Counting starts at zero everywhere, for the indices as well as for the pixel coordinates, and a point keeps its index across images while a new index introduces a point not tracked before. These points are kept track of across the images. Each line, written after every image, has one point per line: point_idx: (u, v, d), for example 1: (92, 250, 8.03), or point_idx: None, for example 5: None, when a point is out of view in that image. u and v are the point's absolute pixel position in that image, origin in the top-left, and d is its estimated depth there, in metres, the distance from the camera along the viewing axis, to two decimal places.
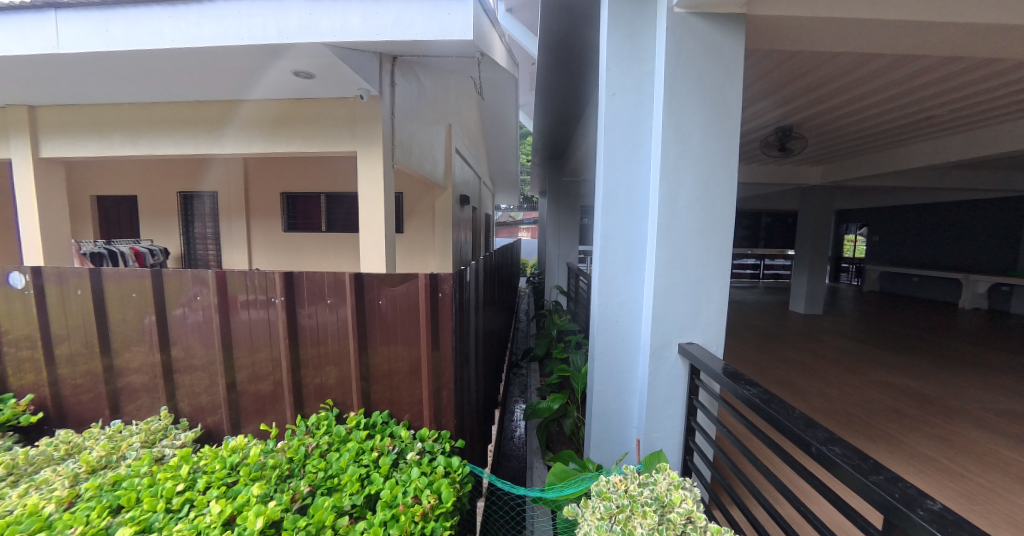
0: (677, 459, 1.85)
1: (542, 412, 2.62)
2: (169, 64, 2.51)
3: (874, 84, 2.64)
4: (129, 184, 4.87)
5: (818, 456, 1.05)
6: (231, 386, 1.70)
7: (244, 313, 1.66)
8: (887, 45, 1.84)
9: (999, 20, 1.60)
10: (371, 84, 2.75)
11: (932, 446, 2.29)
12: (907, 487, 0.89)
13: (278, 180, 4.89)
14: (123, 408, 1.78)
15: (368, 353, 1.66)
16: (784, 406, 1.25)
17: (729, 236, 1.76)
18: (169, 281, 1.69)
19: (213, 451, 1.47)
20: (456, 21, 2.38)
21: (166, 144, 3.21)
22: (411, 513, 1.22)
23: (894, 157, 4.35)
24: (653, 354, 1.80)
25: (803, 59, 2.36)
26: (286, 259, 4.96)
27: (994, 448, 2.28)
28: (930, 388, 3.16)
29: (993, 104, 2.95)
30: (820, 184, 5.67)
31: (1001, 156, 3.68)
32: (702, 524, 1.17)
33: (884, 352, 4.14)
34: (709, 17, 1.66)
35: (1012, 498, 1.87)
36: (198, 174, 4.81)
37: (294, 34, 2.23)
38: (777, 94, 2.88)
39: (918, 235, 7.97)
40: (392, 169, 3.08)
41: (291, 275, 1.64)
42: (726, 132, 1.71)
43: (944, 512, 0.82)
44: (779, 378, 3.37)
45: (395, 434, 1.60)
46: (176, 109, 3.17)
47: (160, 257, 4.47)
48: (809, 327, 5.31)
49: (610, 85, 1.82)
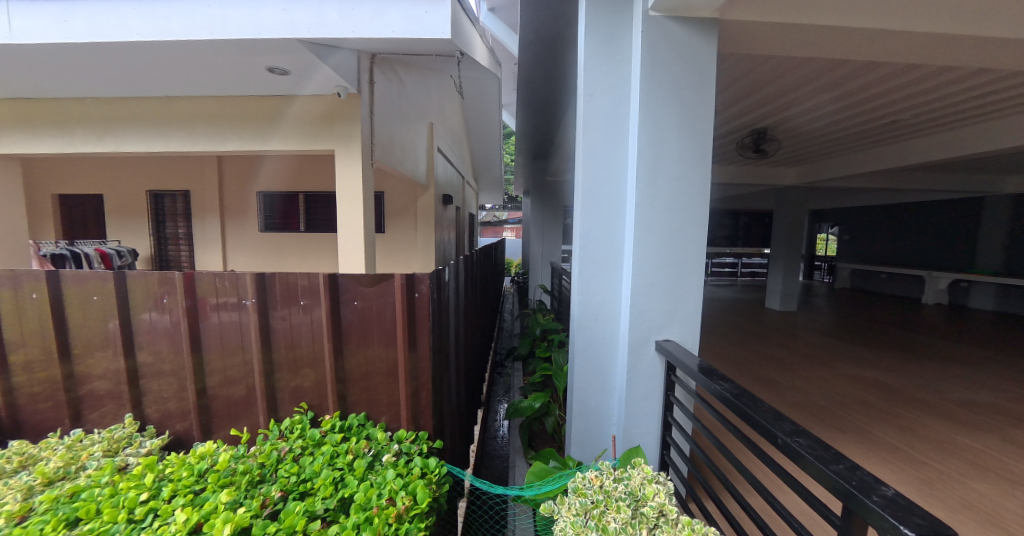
0: (654, 454, 1.90)
1: (524, 411, 2.62)
2: (136, 58, 2.41)
3: (842, 88, 2.75)
4: (94, 183, 4.66)
5: (784, 447, 1.08)
6: (201, 391, 1.65)
7: (215, 316, 1.62)
8: (850, 52, 1.91)
9: (954, 29, 1.70)
10: (350, 82, 2.70)
11: (895, 435, 2.41)
12: (865, 475, 0.93)
13: (255, 180, 4.76)
14: (86, 416, 1.71)
15: (345, 357, 1.64)
16: (753, 400, 1.29)
17: (703, 235, 1.81)
18: (135, 283, 1.63)
19: (180, 458, 1.42)
20: (433, 19, 2.36)
21: (134, 140, 3.08)
22: (385, 515, 1.20)
23: (865, 158, 4.52)
24: (632, 352, 1.84)
25: (770, 67, 2.48)
26: (262, 262, 4.84)
27: (952, 436, 2.41)
28: (897, 380, 3.31)
29: (951, 108, 3.10)
30: (793, 185, 5.85)
31: (958, 158, 3.89)
32: (674, 517, 1.19)
33: (853, 346, 4.32)
34: (683, 21, 1.70)
35: (966, 482, 1.98)
36: (169, 172, 4.63)
37: (267, 29, 2.18)
38: (748, 99, 3.01)
39: (886, 235, 8.32)
40: (371, 168, 3.04)
41: (263, 275, 1.60)
42: (701, 134, 1.75)
43: (897, 497, 0.86)
44: (756, 373, 3.47)
45: (371, 436, 1.57)
46: (145, 104, 3.05)
47: (129, 258, 4.32)
48: (785, 324, 5.48)
49: (590, 87, 1.84)
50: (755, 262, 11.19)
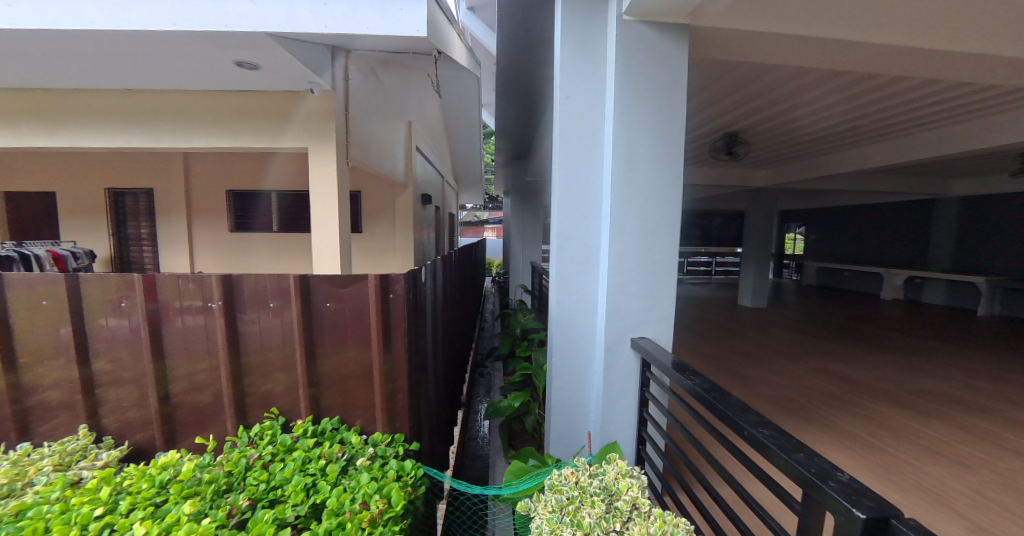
0: (631, 449, 1.94)
1: (503, 411, 2.62)
2: (92, 48, 2.28)
3: (808, 94, 2.87)
4: (46, 181, 4.38)
5: (750, 438, 1.12)
6: (164, 399, 1.58)
7: (180, 320, 1.55)
8: (813, 60, 2.00)
9: (906, 39, 1.79)
10: (325, 79, 2.64)
11: (857, 424, 2.54)
12: (822, 462, 0.98)
13: (225, 178, 4.59)
14: (35, 429, 1.60)
15: (318, 360, 1.60)
16: (722, 394, 1.33)
17: (676, 235, 1.85)
18: (91, 287, 1.54)
19: (140, 470, 1.36)
20: (409, 17, 2.34)
21: (90, 135, 2.92)
22: (357, 519, 1.18)
23: (829, 161, 4.74)
24: (608, 349, 1.87)
25: (741, 73, 2.56)
26: (233, 263, 4.68)
27: (907, 423, 2.55)
28: (858, 371, 3.48)
29: (906, 115, 3.28)
30: (763, 187, 6.06)
31: (913, 162, 4.11)
32: (646, 509, 1.22)
33: (819, 340, 4.51)
34: (655, 26, 1.74)
35: (919, 466, 2.10)
36: (131, 168, 4.41)
37: (235, 22, 2.10)
38: (721, 103, 3.10)
39: (848, 235, 8.74)
40: (347, 167, 2.98)
41: (231, 277, 1.54)
42: (673, 137, 1.79)
43: (851, 482, 0.91)
44: (729, 368, 3.58)
45: (345, 440, 1.55)
46: (103, 97, 2.89)
47: (85, 260, 4.07)
48: (756, 320, 5.68)
49: (566, 89, 1.86)
50: (728, 261, 11.54)
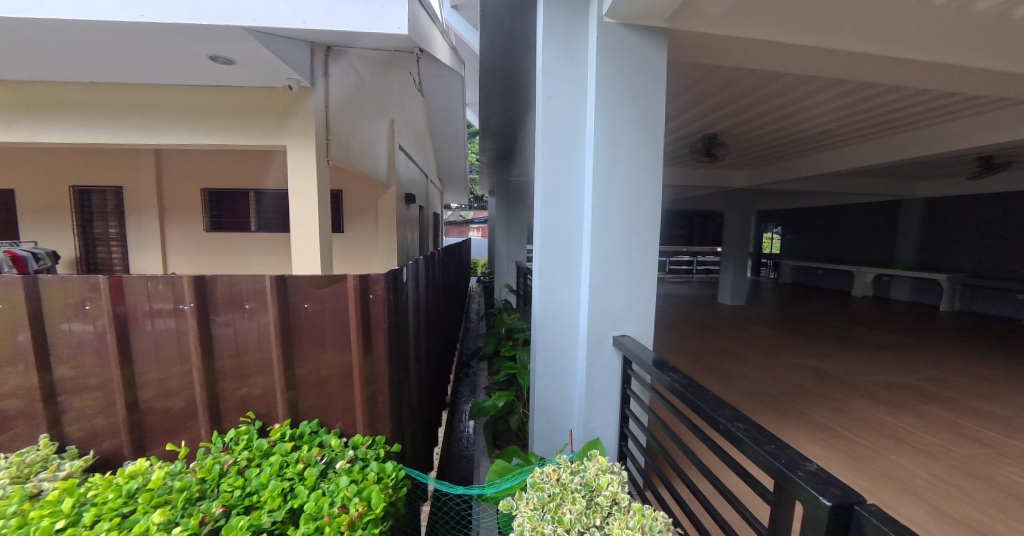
0: (613, 446, 1.96)
1: (487, 411, 2.62)
2: (53, 38, 2.18)
3: (783, 98, 2.95)
4: (4, 178, 4.16)
5: (726, 432, 1.15)
6: (133, 405, 1.52)
7: (149, 323, 1.49)
8: (785, 65, 2.06)
9: (871, 46, 1.87)
10: (304, 76, 2.60)
11: (829, 416, 2.63)
12: (792, 452, 1.01)
13: (199, 176, 4.45)
14: None
15: (295, 363, 1.56)
16: (699, 389, 1.36)
17: (656, 234, 1.89)
18: (52, 289, 1.47)
19: (106, 479, 1.30)
20: (389, 15, 2.32)
21: (52, 129, 2.78)
22: (336, 523, 1.17)
23: (803, 163, 4.89)
24: (591, 347, 1.89)
25: (719, 76, 2.62)
26: (208, 263, 4.53)
27: (876, 414, 2.66)
28: (830, 365, 3.61)
29: (874, 119, 3.41)
30: (742, 188, 6.22)
31: (881, 165, 4.29)
32: (625, 504, 1.24)
33: (794, 336, 4.66)
34: (635, 28, 1.77)
35: (886, 455, 2.19)
36: (97, 165, 4.22)
37: (207, 15, 2.03)
38: (701, 105, 3.15)
39: (822, 234, 9.04)
40: (327, 165, 2.93)
41: (204, 278, 1.50)
42: (653, 138, 1.82)
43: (819, 471, 0.94)
44: (710, 365, 3.66)
45: (324, 443, 1.52)
46: (66, 90, 2.76)
47: (48, 261, 3.88)
48: (735, 317, 5.83)
49: (548, 89, 1.87)
50: (709, 260, 11.79)
